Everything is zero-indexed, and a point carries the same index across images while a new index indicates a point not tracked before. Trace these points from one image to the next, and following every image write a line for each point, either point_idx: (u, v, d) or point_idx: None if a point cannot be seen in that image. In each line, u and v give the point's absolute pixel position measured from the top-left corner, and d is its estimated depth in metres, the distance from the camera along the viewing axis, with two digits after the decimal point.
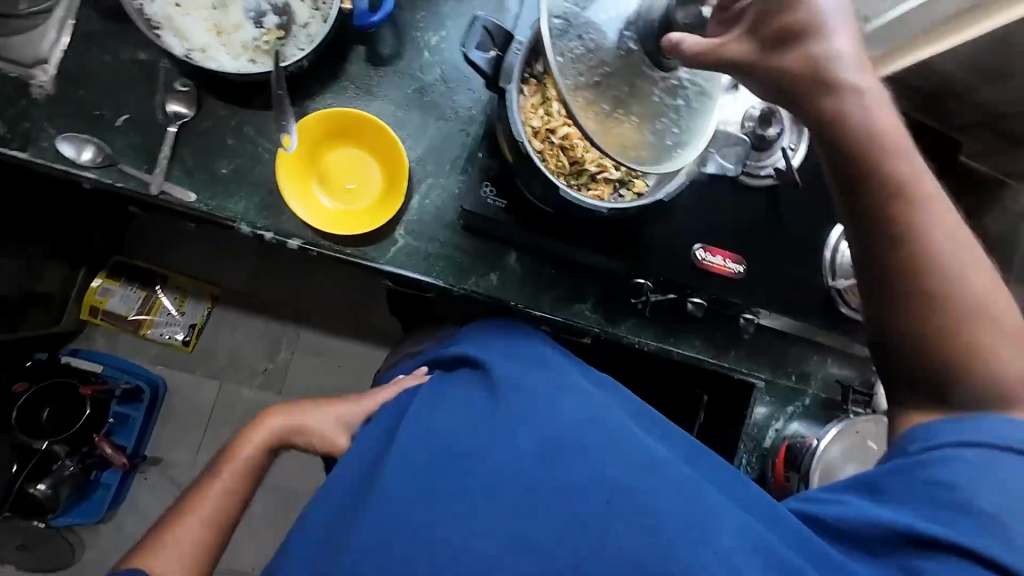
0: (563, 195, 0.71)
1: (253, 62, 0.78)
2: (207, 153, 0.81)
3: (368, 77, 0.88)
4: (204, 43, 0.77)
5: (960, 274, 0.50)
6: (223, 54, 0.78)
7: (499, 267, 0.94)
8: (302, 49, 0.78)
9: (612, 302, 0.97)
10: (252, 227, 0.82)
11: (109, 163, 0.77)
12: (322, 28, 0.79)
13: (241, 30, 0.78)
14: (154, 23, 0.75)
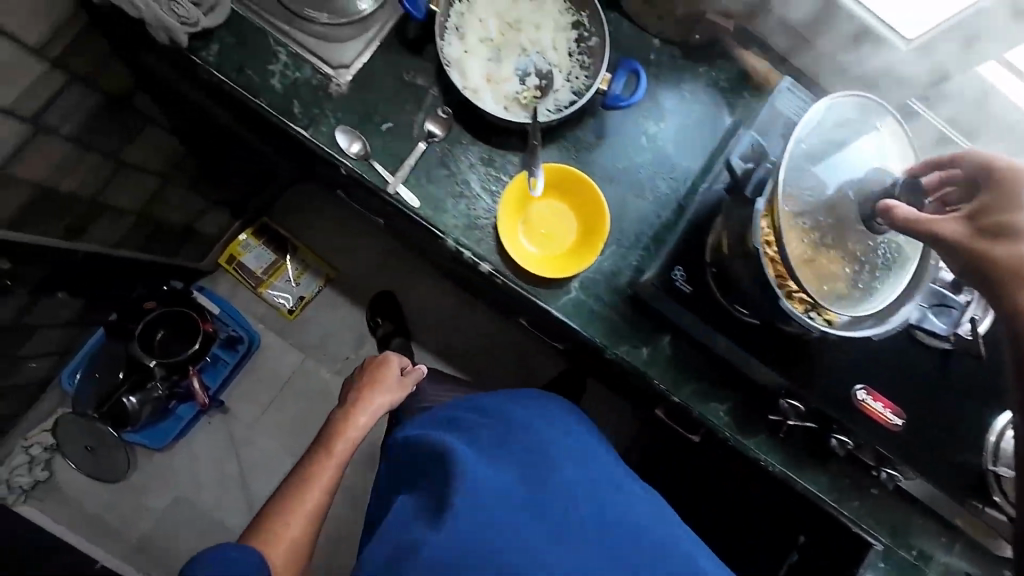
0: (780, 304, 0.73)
1: (508, 110, 0.89)
2: (441, 171, 0.93)
3: (588, 145, 0.98)
4: (477, 86, 0.89)
5: None
6: (488, 98, 0.89)
7: (650, 344, 0.97)
8: (552, 112, 0.90)
9: (748, 411, 0.97)
10: (456, 242, 0.92)
11: (366, 158, 0.90)
12: (572, 98, 0.91)
13: (508, 82, 0.90)
14: (448, 60, 0.88)
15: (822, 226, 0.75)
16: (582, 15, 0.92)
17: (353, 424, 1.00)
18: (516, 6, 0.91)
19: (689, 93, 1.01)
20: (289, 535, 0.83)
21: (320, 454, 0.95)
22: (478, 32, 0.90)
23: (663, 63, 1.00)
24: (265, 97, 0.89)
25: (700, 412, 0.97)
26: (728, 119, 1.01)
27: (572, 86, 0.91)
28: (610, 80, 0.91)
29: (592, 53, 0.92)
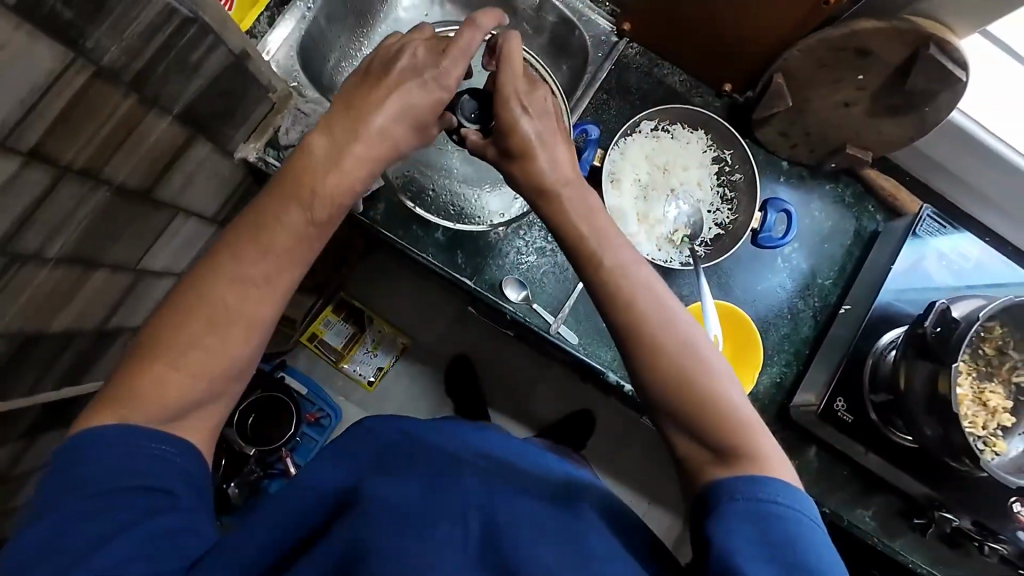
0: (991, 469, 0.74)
1: (663, 251, 0.97)
2: (596, 308, 0.97)
3: (729, 270, 1.02)
4: (636, 231, 0.96)
5: (699, 367, 0.59)
6: (645, 241, 0.97)
7: (799, 457, 1.00)
8: (705, 251, 0.98)
9: (894, 518, 1.01)
10: (617, 377, 0.95)
11: (527, 302, 0.94)
12: (719, 233, 0.98)
13: (660, 225, 0.98)
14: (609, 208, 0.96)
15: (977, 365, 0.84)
16: (724, 153, 1.00)
17: (354, 154, 0.65)
18: (663, 151, 0.99)
19: (819, 210, 1.05)
20: (183, 371, 0.56)
21: (319, 163, 0.64)
22: (631, 177, 0.98)
23: (793, 181, 1.05)
24: (431, 251, 0.94)
25: (849, 520, 1.01)
26: (859, 232, 1.05)
27: (719, 220, 0.99)
28: (762, 218, 0.98)
29: (735, 187, 1.00)
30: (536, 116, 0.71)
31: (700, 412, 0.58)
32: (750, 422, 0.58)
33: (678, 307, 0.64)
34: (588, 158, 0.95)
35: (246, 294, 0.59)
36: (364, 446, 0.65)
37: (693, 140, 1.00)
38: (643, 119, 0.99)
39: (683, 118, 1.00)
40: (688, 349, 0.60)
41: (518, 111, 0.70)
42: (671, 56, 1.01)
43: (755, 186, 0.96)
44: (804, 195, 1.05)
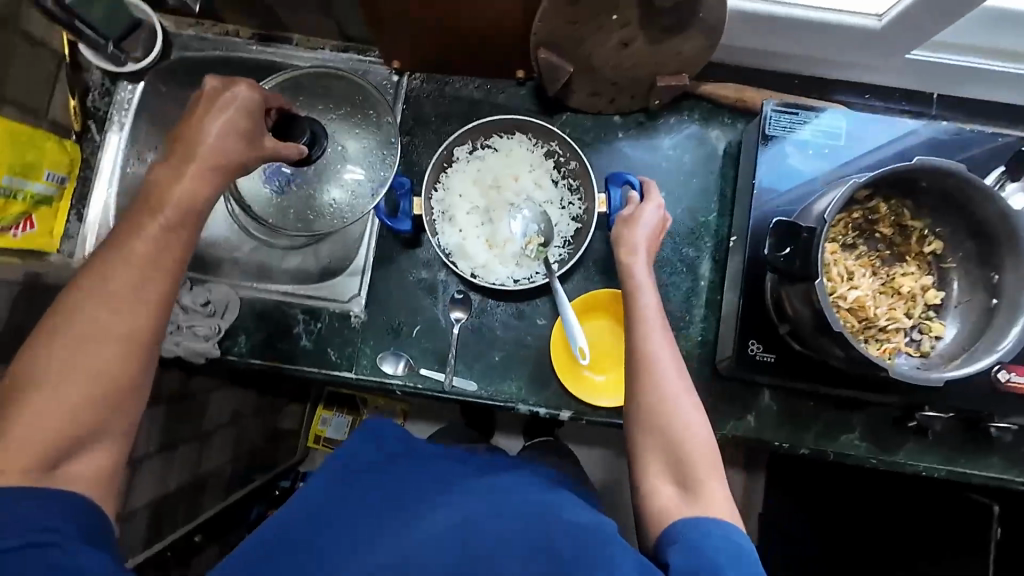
0: (906, 374, 0.65)
1: (521, 268, 0.93)
2: (483, 345, 0.93)
3: (604, 251, 0.94)
4: (485, 260, 0.94)
5: (668, 397, 0.64)
6: (498, 266, 0.94)
7: (754, 407, 0.92)
8: (563, 250, 0.93)
9: (882, 431, 0.91)
10: (528, 405, 0.91)
11: (412, 370, 0.93)
12: (574, 226, 0.94)
13: (510, 244, 0.94)
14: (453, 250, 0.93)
15: (859, 256, 0.74)
16: (549, 145, 0.95)
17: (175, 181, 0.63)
18: (488, 170, 0.96)
19: (672, 146, 0.96)
20: (61, 404, 0.56)
21: (164, 178, 0.63)
22: (464, 208, 0.95)
23: (634, 131, 0.97)
24: (303, 360, 0.94)
25: (835, 450, 0.91)
26: (722, 152, 0.96)
27: (573, 212, 0.94)
28: (606, 198, 0.91)
29: (577, 174, 0.95)
30: (647, 214, 0.79)
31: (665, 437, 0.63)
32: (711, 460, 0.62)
33: (674, 355, 0.68)
34: (407, 208, 0.91)
35: (100, 330, 0.58)
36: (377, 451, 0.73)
37: (514, 145, 0.96)
38: (456, 144, 0.95)
39: (496, 127, 0.95)
40: (664, 398, 0.64)
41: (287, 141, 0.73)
42: (454, 69, 0.96)
43: (587, 170, 0.92)
44: (650, 138, 0.97)
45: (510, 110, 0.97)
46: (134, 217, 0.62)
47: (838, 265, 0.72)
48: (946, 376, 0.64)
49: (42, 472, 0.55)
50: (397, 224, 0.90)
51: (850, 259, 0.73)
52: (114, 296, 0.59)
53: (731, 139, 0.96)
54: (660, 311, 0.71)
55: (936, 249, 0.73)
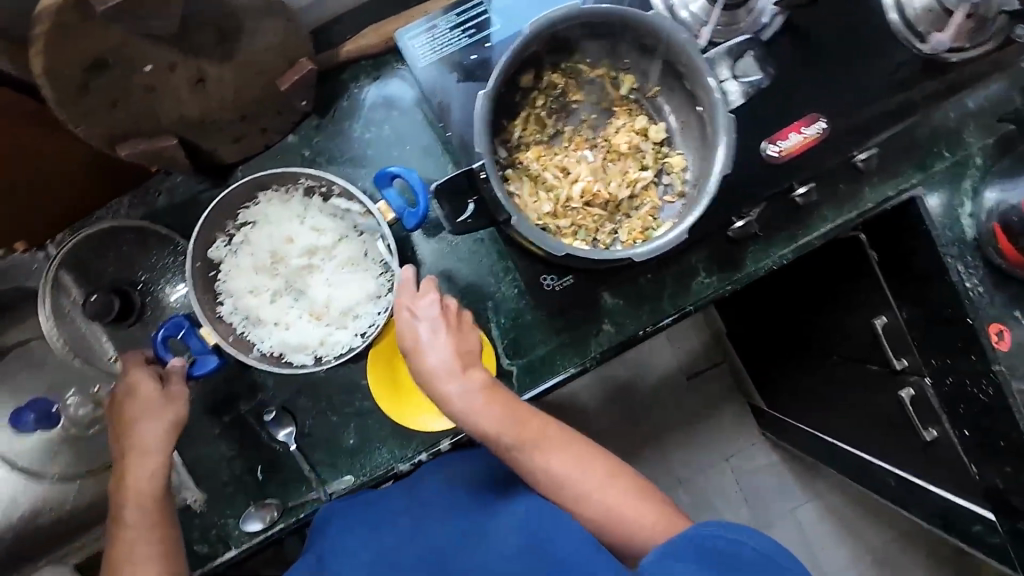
0: (659, 245, 0.59)
1: (360, 320, 0.78)
2: (333, 438, 0.85)
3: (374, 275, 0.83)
4: (319, 337, 0.77)
5: (586, 491, 0.64)
6: (337, 333, 0.78)
7: (603, 314, 0.87)
8: (383, 276, 0.79)
9: (721, 254, 0.88)
10: (408, 461, 0.84)
11: (285, 508, 0.84)
12: (382, 246, 0.78)
13: (334, 303, 0.78)
14: (277, 354, 0.76)
15: (568, 139, 0.66)
16: (301, 183, 0.78)
17: (135, 478, 0.61)
18: (260, 251, 0.79)
19: (365, 127, 0.83)
20: None
21: (125, 397, 0.66)
22: (262, 307, 0.77)
23: (318, 138, 0.82)
24: None
25: (694, 301, 0.88)
26: (416, 101, 0.83)
27: (375, 231, 0.79)
28: (385, 204, 0.73)
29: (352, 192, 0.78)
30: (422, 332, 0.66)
31: (613, 527, 0.62)
32: (664, 512, 0.63)
33: (559, 449, 0.65)
34: (201, 345, 0.71)
35: (148, 545, 0.58)
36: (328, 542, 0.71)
37: (271, 209, 0.78)
38: (206, 245, 0.75)
39: (237, 201, 0.76)
40: (584, 497, 0.63)
41: (136, 369, 0.67)
42: (87, 206, 0.79)
43: (347, 187, 0.74)
44: (338, 134, 0.83)
45: (182, 204, 0.82)
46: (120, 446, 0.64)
47: (551, 168, 0.64)
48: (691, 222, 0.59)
49: None
50: (203, 367, 0.70)
51: (558, 152, 0.65)
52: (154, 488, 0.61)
53: (415, 81, 0.83)
54: (521, 407, 0.66)
55: (631, 85, 0.65)
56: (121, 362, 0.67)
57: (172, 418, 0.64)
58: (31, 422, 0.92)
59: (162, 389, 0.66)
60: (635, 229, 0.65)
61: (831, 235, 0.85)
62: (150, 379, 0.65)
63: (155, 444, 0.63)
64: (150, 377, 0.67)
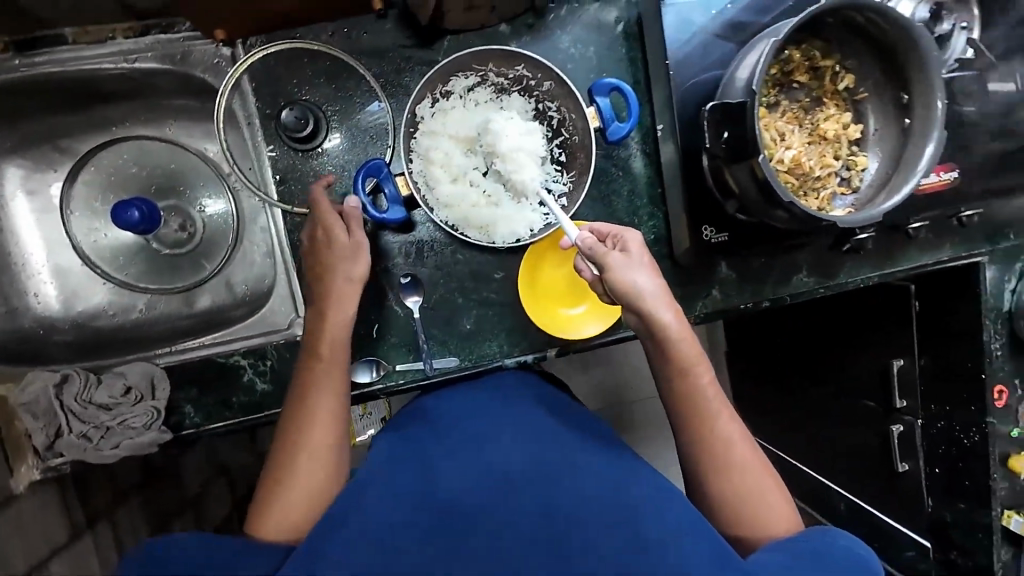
0: (848, 222, 0.68)
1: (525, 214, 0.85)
2: (450, 319, 0.88)
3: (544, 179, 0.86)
4: (487, 219, 0.84)
5: (720, 420, 0.73)
6: (501, 219, 0.85)
7: (716, 281, 0.96)
8: (556, 179, 0.86)
9: (824, 261, 0.99)
10: (514, 359, 0.90)
11: (388, 370, 0.87)
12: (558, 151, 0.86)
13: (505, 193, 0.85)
14: (451, 225, 0.84)
15: (784, 112, 0.74)
16: (516, 70, 0.83)
17: (333, 318, 0.74)
18: (459, 120, 0.83)
19: (571, 43, 0.87)
20: (322, 420, 0.72)
21: (323, 238, 0.75)
22: (448, 173, 0.84)
23: (528, 36, 0.85)
24: (267, 405, 0.84)
25: (790, 293, 0.99)
26: (625, 36, 0.88)
27: (559, 138, 0.86)
28: (596, 110, 0.82)
29: (553, 95, 0.84)
30: (634, 275, 0.71)
31: (722, 458, 0.72)
32: (765, 485, 0.72)
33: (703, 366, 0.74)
34: (395, 193, 0.80)
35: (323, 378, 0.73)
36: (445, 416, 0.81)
37: (479, 86, 0.84)
38: (416, 102, 0.80)
39: (453, 68, 0.81)
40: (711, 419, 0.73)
41: (330, 213, 0.76)
42: (292, 19, 0.77)
43: (565, 83, 0.81)
44: (546, 41, 0.86)
45: (382, 52, 0.81)
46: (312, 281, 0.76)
47: (768, 130, 0.72)
48: (880, 211, 0.68)
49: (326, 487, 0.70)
50: (391, 216, 0.79)
51: (776, 120, 0.73)
52: (335, 319, 0.74)
53: (629, 17, 0.88)
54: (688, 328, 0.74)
55: (849, 83, 0.74)
56: (315, 199, 0.74)
57: (359, 271, 0.74)
58: (136, 218, 0.87)
59: (352, 234, 0.75)
60: (814, 203, 0.74)
61: (913, 271, 1.00)
62: (343, 225, 0.75)
63: (341, 295, 0.74)
64: (343, 228, 0.75)
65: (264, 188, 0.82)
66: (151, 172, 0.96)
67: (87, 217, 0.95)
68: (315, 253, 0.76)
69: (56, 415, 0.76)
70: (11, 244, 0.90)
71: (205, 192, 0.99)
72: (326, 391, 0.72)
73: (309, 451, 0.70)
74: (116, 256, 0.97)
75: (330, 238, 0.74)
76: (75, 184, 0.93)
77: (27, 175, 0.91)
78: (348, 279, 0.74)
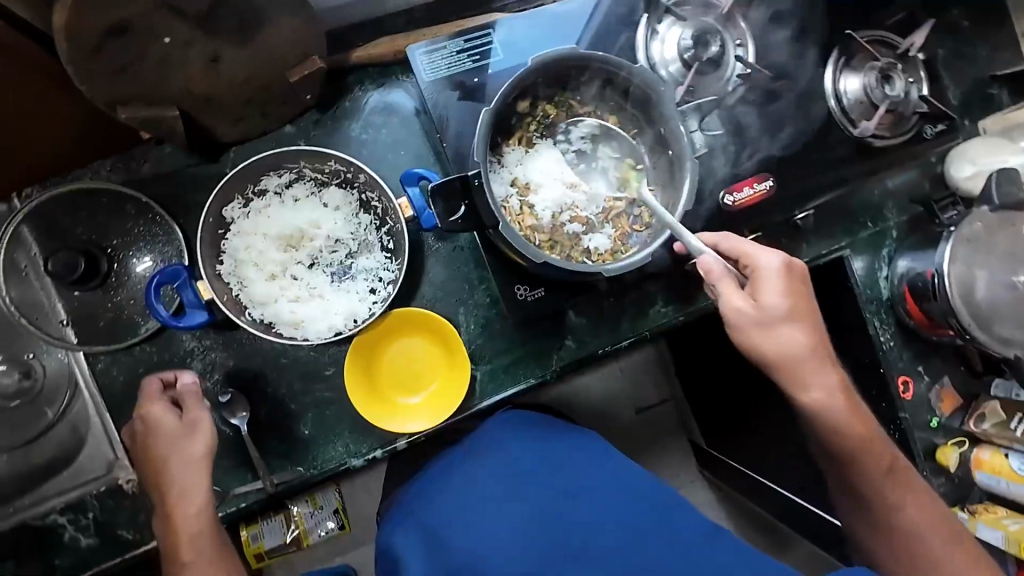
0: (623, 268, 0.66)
1: (350, 304, 0.82)
2: (286, 426, 0.84)
3: (371, 266, 0.84)
4: (304, 317, 0.79)
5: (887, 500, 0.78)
6: (323, 315, 0.80)
7: (568, 329, 0.92)
8: (382, 265, 0.84)
9: (679, 287, 0.96)
10: (362, 457, 0.84)
11: (224, 496, 0.81)
12: (382, 236, 0.84)
13: (326, 285, 0.82)
14: (267, 323, 0.78)
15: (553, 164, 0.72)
16: (331, 165, 0.81)
17: (181, 510, 0.70)
18: (273, 218, 0.80)
19: (362, 129, 0.87)
20: None
21: (147, 426, 0.73)
22: (263, 271, 0.79)
23: (316, 131, 0.86)
24: (95, 561, 0.78)
25: (652, 327, 0.95)
26: (417, 113, 0.89)
27: (382, 224, 0.84)
28: (406, 201, 0.78)
29: (373, 185, 0.82)
30: (739, 301, 0.72)
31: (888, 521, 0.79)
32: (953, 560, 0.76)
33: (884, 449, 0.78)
34: (194, 298, 0.74)
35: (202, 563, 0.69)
36: (455, 483, 0.72)
37: (296, 183, 0.81)
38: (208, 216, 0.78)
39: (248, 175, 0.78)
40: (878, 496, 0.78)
41: (155, 402, 0.73)
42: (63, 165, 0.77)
43: (375, 179, 0.79)
44: (336, 132, 0.87)
45: (164, 176, 0.81)
46: (149, 474, 0.72)
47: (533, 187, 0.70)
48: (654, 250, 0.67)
49: None
50: (190, 321, 0.73)
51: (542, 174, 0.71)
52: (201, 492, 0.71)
53: (414, 93, 0.89)
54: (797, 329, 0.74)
55: (611, 124, 0.73)
56: (144, 394, 0.72)
57: (199, 449, 0.72)
58: None
59: (181, 416, 0.73)
60: (605, 248, 0.72)
61: None
62: (171, 412, 0.73)
63: (190, 481, 0.71)
64: (168, 409, 0.73)
65: (65, 329, 0.80)
66: None
67: None
68: (141, 448, 0.73)
69: None
70: None
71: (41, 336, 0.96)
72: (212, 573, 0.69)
73: None
74: None
75: (152, 427, 0.71)
76: None
77: None
78: (192, 457, 0.72)
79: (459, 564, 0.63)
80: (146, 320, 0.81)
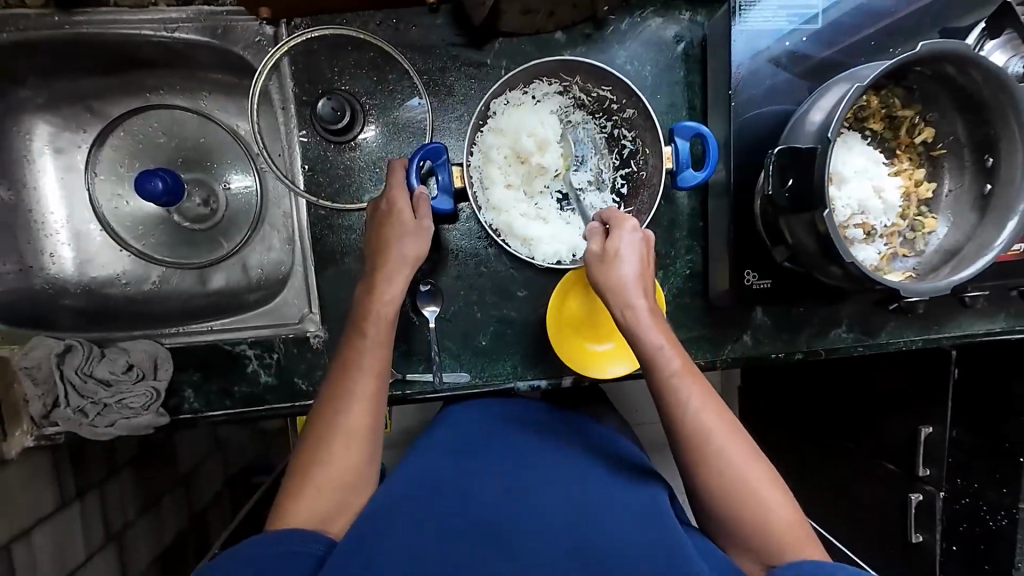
0: (915, 292, 0.61)
1: (571, 237, 0.80)
2: (465, 332, 0.85)
3: (599, 203, 0.81)
4: (529, 235, 0.78)
5: None
6: (544, 239, 0.79)
7: (749, 326, 0.90)
8: (610, 206, 0.81)
9: (868, 318, 0.93)
10: (528, 383, 0.85)
11: (395, 377, 0.83)
12: (619, 177, 0.81)
13: (551, 210, 0.80)
14: (494, 229, 0.77)
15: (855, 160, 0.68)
16: (601, 91, 0.77)
17: (384, 293, 0.69)
18: (526, 124, 0.78)
19: (628, 59, 0.82)
20: (358, 420, 0.67)
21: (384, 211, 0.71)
22: (504, 177, 0.78)
23: (583, 47, 0.81)
24: (269, 399, 0.81)
25: (828, 348, 0.92)
26: (687, 59, 0.83)
27: (623, 165, 0.80)
28: (672, 151, 0.73)
29: (633, 124, 0.78)
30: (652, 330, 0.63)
31: None
32: None
33: None
34: (447, 182, 0.72)
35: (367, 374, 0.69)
36: (491, 430, 0.77)
37: (559, 97, 0.78)
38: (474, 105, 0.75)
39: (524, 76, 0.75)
40: None
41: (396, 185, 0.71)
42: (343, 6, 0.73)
43: (648, 114, 0.74)
44: (602, 54, 0.81)
45: (428, 48, 0.77)
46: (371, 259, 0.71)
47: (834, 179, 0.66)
48: (949, 284, 0.62)
49: (352, 487, 0.66)
50: (438, 205, 0.72)
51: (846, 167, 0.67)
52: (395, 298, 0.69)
53: (692, 37, 0.82)
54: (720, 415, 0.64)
55: (927, 137, 0.68)
56: (391, 178, 0.70)
57: (414, 253, 0.69)
58: (159, 189, 0.84)
59: (411, 213, 0.70)
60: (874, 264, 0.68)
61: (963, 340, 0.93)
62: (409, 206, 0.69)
63: (394, 274, 0.69)
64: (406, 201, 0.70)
65: (294, 173, 0.79)
66: (182, 144, 0.94)
67: (111, 181, 0.92)
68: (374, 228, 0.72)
69: (54, 385, 0.75)
70: (39, 203, 0.89)
71: (232, 168, 0.96)
72: (372, 386, 0.69)
73: (343, 440, 0.66)
74: (134, 226, 0.94)
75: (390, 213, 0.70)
76: (100, 147, 0.91)
77: (54, 130, 0.89)
78: (402, 257, 0.69)
79: (457, 491, 0.65)
80: (372, 189, 0.80)
